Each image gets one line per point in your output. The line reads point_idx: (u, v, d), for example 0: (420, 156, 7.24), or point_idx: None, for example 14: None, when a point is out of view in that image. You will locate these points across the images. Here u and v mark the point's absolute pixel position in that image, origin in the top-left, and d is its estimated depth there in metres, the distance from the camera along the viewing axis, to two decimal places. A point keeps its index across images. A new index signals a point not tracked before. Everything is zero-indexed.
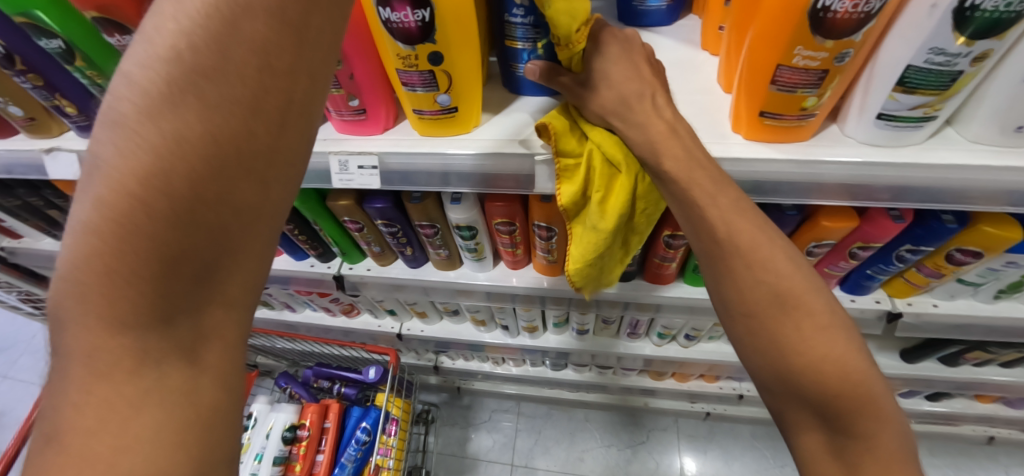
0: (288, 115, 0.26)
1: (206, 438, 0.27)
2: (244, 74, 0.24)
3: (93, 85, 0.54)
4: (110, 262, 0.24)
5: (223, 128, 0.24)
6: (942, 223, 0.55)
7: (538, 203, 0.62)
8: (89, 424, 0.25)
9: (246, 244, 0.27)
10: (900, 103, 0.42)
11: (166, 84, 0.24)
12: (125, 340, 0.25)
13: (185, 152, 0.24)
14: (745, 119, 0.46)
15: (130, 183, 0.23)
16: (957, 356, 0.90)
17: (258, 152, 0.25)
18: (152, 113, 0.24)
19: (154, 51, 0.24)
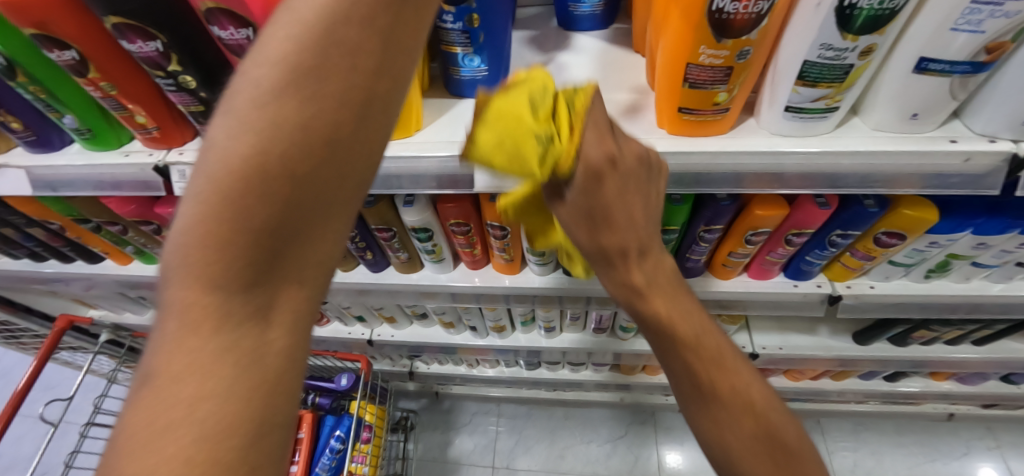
0: (375, 109, 0.27)
1: (268, 406, 0.28)
2: (348, 57, 0.25)
3: (38, 100, 0.54)
4: (209, 225, 0.25)
5: (315, 118, 0.25)
6: (864, 207, 0.59)
7: (488, 203, 0.64)
8: (175, 372, 0.27)
9: (327, 221, 0.28)
10: (803, 96, 0.45)
11: (274, 72, 0.25)
12: (216, 301, 0.27)
13: (284, 124, 0.25)
14: (666, 115, 0.49)
15: (234, 156, 0.24)
16: (905, 335, 0.94)
17: (346, 143, 0.26)
18: (259, 97, 0.25)
19: (270, 46, 0.25)
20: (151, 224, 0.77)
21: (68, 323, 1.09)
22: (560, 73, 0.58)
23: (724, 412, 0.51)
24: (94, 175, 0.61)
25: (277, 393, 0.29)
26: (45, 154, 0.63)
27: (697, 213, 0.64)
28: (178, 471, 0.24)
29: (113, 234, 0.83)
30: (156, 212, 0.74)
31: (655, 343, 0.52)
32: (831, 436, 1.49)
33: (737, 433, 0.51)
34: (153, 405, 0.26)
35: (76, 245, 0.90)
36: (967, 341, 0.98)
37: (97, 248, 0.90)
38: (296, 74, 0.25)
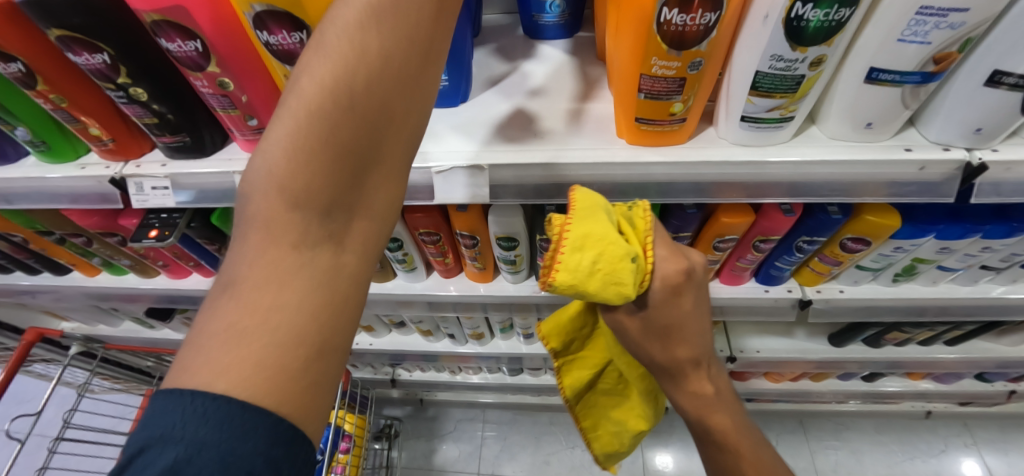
0: (434, 53, 0.33)
1: (335, 319, 0.31)
2: (423, 4, 0.32)
3: None
4: (302, 142, 0.30)
5: (396, 52, 0.31)
6: (828, 214, 0.59)
7: (456, 213, 0.64)
8: (256, 280, 0.30)
9: (394, 148, 0.33)
10: (758, 106, 0.45)
11: (364, 13, 0.31)
12: (298, 214, 0.31)
13: (373, 54, 0.30)
14: (625, 126, 0.48)
15: (327, 80, 0.30)
16: (878, 337, 0.95)
17: (413, 77, 0.32)
18: (350, 34, 0.30)
19: None
20: (116, 236, 0.76)
21: (37, 336, 1.07)
22: (524, 82, 0.58)
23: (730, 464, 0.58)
24: (50, 187, 0.60)
25: (346, 308, 0.32)
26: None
27: (665, 221, 0.64)
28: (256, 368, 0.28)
29: (78, 247, 0.81)
30: (120, 224, 0.72)
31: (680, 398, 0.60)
32: (813, 437, 1.50)
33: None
34: (237, 311, 0.29)
35: (41, 257, 0.88)
36: (940, 342, 0.98)
37: (63, 259, 0.88)
38: (385, 19, 0.31)
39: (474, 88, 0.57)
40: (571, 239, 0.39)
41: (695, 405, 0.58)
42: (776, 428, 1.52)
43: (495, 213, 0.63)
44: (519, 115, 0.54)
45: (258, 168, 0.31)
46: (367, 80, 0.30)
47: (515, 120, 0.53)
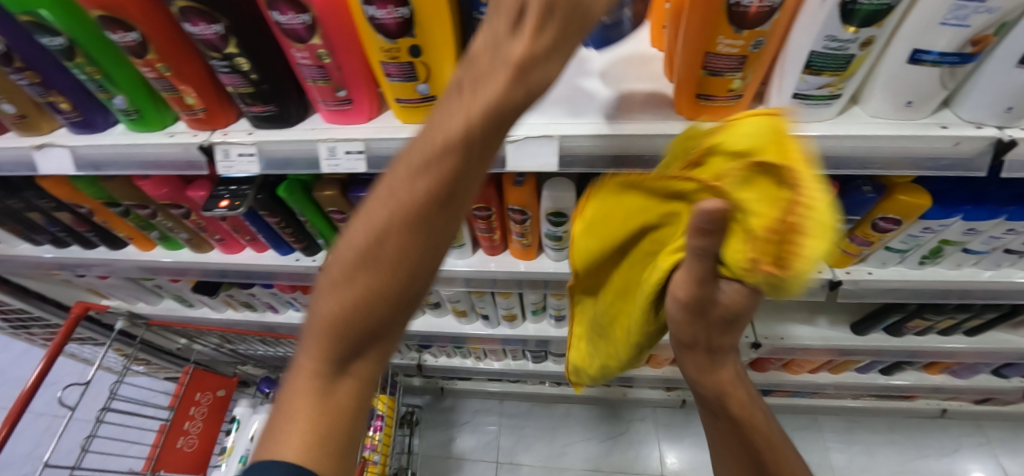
0: (431, 250, 0.35)
1: (335, 454, 0.37)
2: (448, 193, 0.33)
3: (92, 81, 0.58)
4: (324, 323, 0.37)
5: (389, 262, 0.34)
6: (862, 193, 0.63)
7: (512, 187, 0.68)
8: (279, 421, 0.37)
9: (398, 309, 0.36)
10: (809, 83, 0.49)
11: (371, 224, 0.34)
12: (311, 376, 0.37)
13: (396, 236, 0.33)
14: (684, 102, 0.53)
15: (343, 280, 0.36)
16: (900, 325, 0.98)
17: (410, 273, 0.35)
18: (359, 243, 0.35)
19: (375, 204, 0.35)
20: (182, 208, 0.80)
21: (84, 310, 1.14)
22: (584, 65, 0.62)
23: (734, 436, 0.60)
24: (136, 155, 0.64)
25: (343, 429, 0.38)
26: (89, 135, 0.66)
27: None
28: None
29: (141, 218, 0.85)
30: (188, 195, 0.77)
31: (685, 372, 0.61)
32: (827, 433, 1.52)
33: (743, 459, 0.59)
34: (266, 444, 0.37)
35: (100, 230, 0.92)
36: (959, 332, 1.01)
37: (122, 234, 0.92)
38: (415, 194, 0.33)
39: None
40: (734, 178, 0.36)
41: (724, 397, 0.59)
42: (790, 423, 1.54)
43: (549, 188, 0.68)
44: (582, 93, 0.59)
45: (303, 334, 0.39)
46: (384, 263, 0.34)
47: (578, 97, 0.58)
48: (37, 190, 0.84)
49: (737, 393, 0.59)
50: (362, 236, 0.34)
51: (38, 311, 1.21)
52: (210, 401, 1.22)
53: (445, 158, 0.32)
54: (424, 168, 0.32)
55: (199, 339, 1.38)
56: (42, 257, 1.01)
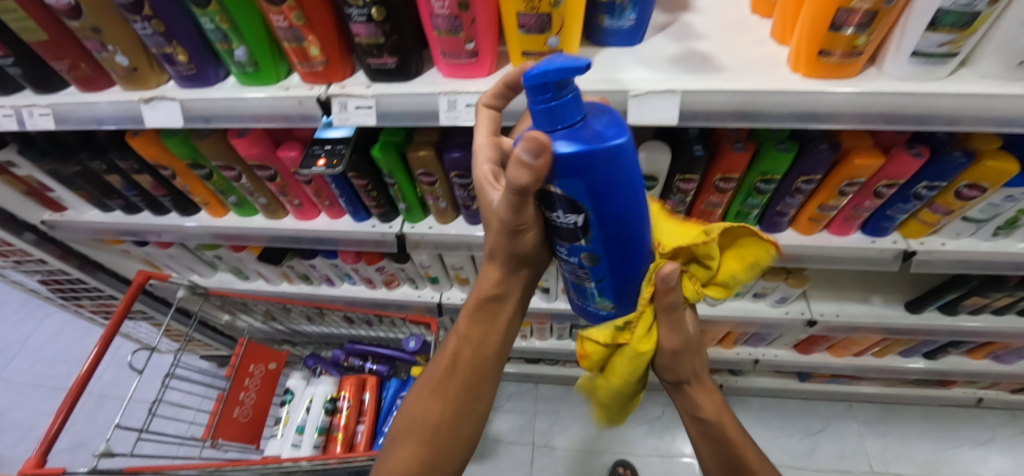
0: (506, 316, 0.59)
1: (450, 443, 0.59)
2: (502, 304, 0.58)
3: (218, 31, 0.59)
4: (444, 370, 0.59)
5: (486, 326, 0.58)
6: (953, 158, 0.65)
7: None
8: (412, 429, 0.58)
9: (486, 370, 0.59)
10: (929, 41, 0.51)
11: (477, 310, 0.58)
12: (435, 403, 0.59)
13: (484, 328, 0.58)
14: (805, 59, 0.55)
15: (457, 344, 0.59)
16: (955, 303, 1.00)
17: (496, 331, 0.59)
18: (469, 321, 0.58)
19: (476, 298, 0.57)
20: (269, 170, 0.81)
21: (145, 279, 1.12)
22: (689, 29, 0.64)
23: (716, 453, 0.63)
24: (248, 108, 0.65)
25: (452, 447, 0.59)
26: (199, 89, 0.68)
27: (797, 164, 0.70)
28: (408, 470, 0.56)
29: (223, 181, 0.87)
30: (279, 155, 0.78)
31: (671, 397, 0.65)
32: (862, 420, 1.53)
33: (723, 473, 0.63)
34: (404, 442, 0.58)
35: (176, 195, 0.94)
36: (1013, 312, 1.03)
37: (198, 199, 0.94)
38: (500, 287, 0.56)
39: (646, 33, 0.64)
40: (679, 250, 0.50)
41: (697, 388, 0.62)
42: (825, 409, 1.56)
43: (644, 150, 0.69)
44: (693, 54, 0.60)
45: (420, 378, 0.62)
46: (471, 350, 0.58)
47: (691, 57, 0.60)
48: (121, 150, 0.84)
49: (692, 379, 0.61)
50: (470, 314, 0.58)
51: (94, 280, 1.22)
52: (263, 373, 1.21)
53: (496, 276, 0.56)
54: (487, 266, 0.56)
55: (246, 314, 1.39)
56: (111, 222, 1.03)
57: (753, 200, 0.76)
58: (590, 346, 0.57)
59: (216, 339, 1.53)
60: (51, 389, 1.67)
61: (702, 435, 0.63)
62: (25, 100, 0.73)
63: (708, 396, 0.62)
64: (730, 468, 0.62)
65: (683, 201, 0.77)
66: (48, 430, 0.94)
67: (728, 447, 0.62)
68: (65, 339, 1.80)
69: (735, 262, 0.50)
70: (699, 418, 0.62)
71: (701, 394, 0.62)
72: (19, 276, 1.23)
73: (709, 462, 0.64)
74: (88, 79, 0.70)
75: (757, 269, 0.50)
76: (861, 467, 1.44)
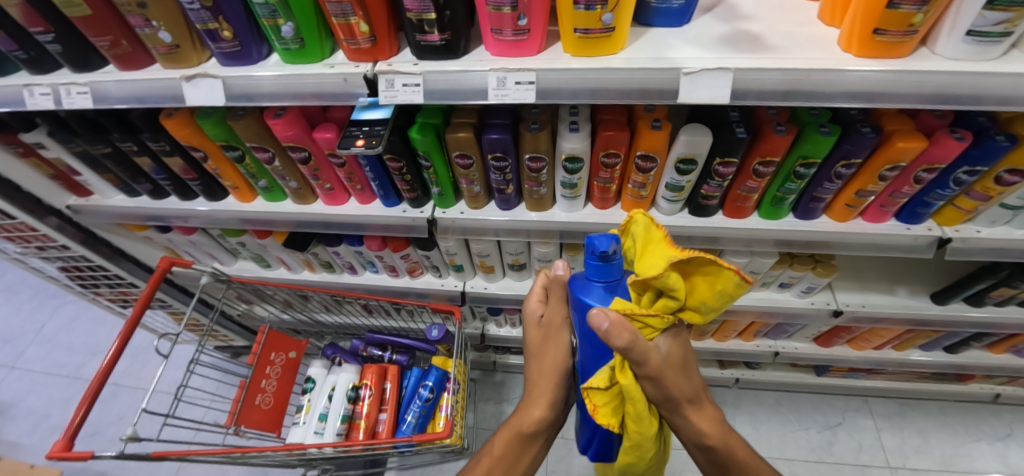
0: (534, 444, 0.69)
1: None
2: (537, 436, 0.69)
3: (266, 5, 0.58)
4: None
5: (515, 450, 0.68)
6: (996, 141, 0.65)
7: (649, 130, 0.69)
8: None
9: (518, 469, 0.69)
10: (986, 19, 0.51)
11: (510, 435, 0.68)
12: None
13: (514, 451, 0.68)
14: (858, 39, 0.55)
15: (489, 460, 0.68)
16: (983, 295, 0.99)
17: (523, 455, 0.69)
18: (503, 442, 0.68)
19: (513, 424, 0.69)
20: (303, 152, 0.81)
21: (169, 265, 1.09)
22: (735, 12, 0.65)
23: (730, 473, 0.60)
24: (292, 85, 0.65)
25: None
26: (241, 66, 0.68)
27: (837, 147, 0.70)
28: None
29: (255, 163, 0.87)
30: (315, 137, 0.78)
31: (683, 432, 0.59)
32: (878, 415, 1.53)
33: None
34: None
35: (205, 179, 0.94)
36: None
37: (227, 183, 0.94)
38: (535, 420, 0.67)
39: (693, 13, 0.64)
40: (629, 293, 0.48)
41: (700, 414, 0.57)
42: (841, 404, 1.56)
43: (685, 132, 0.69)
44: (742, 34, 0.61)
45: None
46: (504, 469, 0.68)
47: (740, 37, 0.60)
48: (153, 132, 0.84)
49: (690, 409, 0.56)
50: (507, 439, 0.68)
51: (116, 267, 1.21)
52: (283, 361, 1.21)
53: (542, 404, 0.67)
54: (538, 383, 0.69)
55: (264, 303, 1.39)
56: (137, 206, 1.03)
57: (791, 185, 0.76)
58: (597, 397, 0.54)
59: (232, 329, 1.53)
60: (64, 378, 1.70)
61: (709, 459, 0.60)
62: (63, 78, 0.73)
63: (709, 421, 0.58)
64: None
65: (721, 186, 0.77)
66: (71, 421, 0.92)
67: (737, 469, 0.60)
68: (78, 329, 1.84)
69: (704, 289, 0.46)
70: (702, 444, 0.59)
71: (702, 421, 0.57)
72: (40, 263, 1.23)
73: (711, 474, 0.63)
74: (128, 57, 0.70)
75: (728, 296, 0.46)
76: (878, 462, 1.44)
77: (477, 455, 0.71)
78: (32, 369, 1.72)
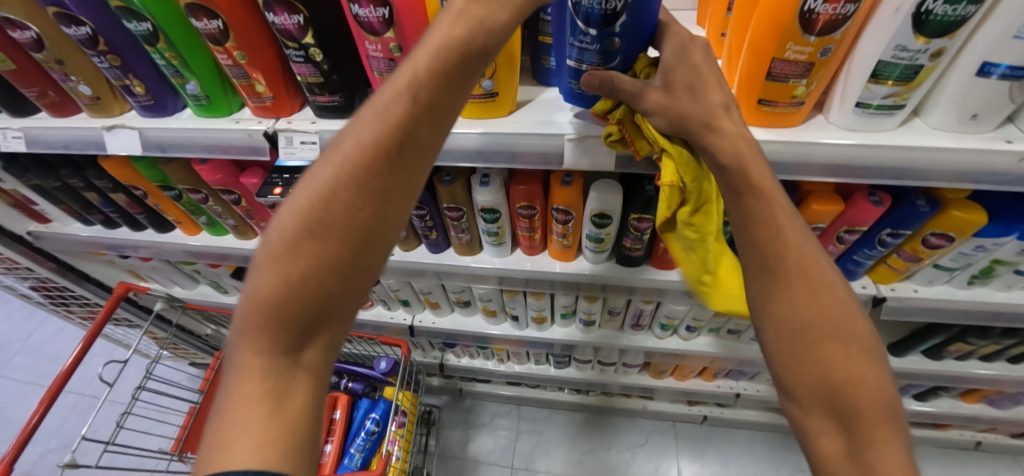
0: (391, 192, 0.38)
1: (297, 321, 0.38)
2: (392, 163, 0.38)
3: (169, 66, 0.61)
4: (299, 243, 0.37)
5: (363, 179, 0.37)
6: (917, 207, 0.62)
7: (559, 186, 0.69)
8: (258, 323, 0.38)
9: (342, 312, 0.40)
10: (873, 92, 0.50)
11: (359, 149, 0.37)
12: (277, 274, 0.37)
13: (356, 188, 0.37)
14: (746, 109, 0.54)
15: (316, 193, 0.37)
16: (940, 348, 0.95)
17: (379, 212, 0.38)
18: (339, 161, 0.37)
19: (368, 126, 0.37)
20: (233, 194, 0.82)
21: (125, 290, 1.15)
22: None
23: (800, 298, 0.45)
24: (202, 139, 0.66)
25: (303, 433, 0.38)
26: (158, 118, 0.69)
27: None
28: (257, 355, 0.38)
29: (192, 202, 0.89)
30: (241, 182, 0.79)
31: (762, 269, 0.47)
32: None
33: (821, 351, 0.44)
34: (255, 316, 0.38)
35: (151, 213, 0.96)
36: (1002, 359, 0.97)
37: (171, 218, 0.96)
38: (401, 107, 0.37)
39: None
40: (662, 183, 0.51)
41: (742, 170, 0.45)
42: None
43: (596, 189, 0.68)
44: None
45: (260, 271, 0.38)
46: (336, 227, 0.37)
47: None
48: (98, 170, 0.87)
49: (757, 173, 0.46)
50: (349, 156, 0.37)
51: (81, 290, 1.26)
52: None
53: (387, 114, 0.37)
54: (373, 121, 0.37)
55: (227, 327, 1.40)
56: (92, 235, 1.06)
57: None
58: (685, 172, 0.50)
59: (200, 348, 1.55)
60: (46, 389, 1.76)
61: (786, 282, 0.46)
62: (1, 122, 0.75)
63: (813, 257, 0.45)
64: (804, 342, 0.45)
65: (641, 239, 0.75)
66: (29, 421, 0.97)
67: (802, 284, 0.45)
68: (64, 340, 1.90)
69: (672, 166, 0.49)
70: (776, 281, 0.46)
71: (780, 220, 0.46)
72: (10, 280, 1.25)
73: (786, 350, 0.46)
74: (58, 104, 0.73)
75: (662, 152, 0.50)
76: None
77: (293, 200, 0.38)
78: (16, 380, 1.78)
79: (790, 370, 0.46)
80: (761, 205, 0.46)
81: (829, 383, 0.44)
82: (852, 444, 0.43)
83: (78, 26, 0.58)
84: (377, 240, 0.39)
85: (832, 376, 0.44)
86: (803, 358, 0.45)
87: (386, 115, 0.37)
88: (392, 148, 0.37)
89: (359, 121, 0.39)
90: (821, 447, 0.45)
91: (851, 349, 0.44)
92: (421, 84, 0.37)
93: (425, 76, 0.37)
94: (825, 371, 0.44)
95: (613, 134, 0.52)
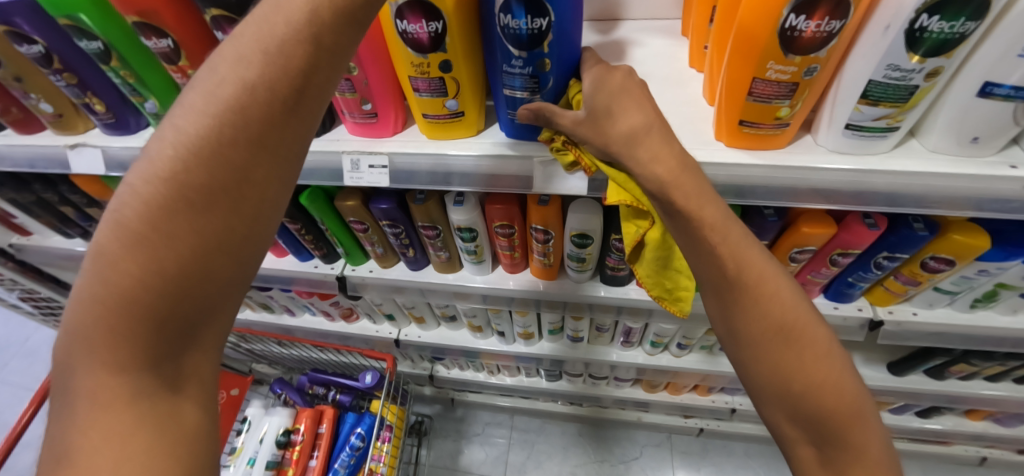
0: (274, 163, 0.34)
1: (166, 318, 0.33)
2: (269, 129, 0.33)
3: (126, 84, 0.58)
4: (162, 226, 0.32)
5: (238, 149, 0.33)
6: (913, 230, 0.58)
7: (536, 205, 0.65)
8: (112, 329, 0.32)
9: (223, 302, 0.35)
10: (864, 114, 0.46)
11: (228, 112, 0.32)
12: (133, 265, 0.32)
13: (228, 158, 0.33)
14: (727, 130, 0.51)
15: (179, 167, 0.32)
16: (942, 369, 0.91)
17: (260, 186, 0.34)
18: (204, 129, 0.32)
19: (236, 86, 0.32)
20: None
21: None
22: None
23: (746, 311, 0.41)
24: None
25: (195, 445, 0.34)
26: (122, 136, 0.67)
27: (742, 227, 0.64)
28: (116, 365, 0.32)
29: None
30: None
31: (709, 284, 0.43)
32: None
33: (779, 367, 0.40)
34: (107, 320, 0.32)
35: None
36: (1008, 379, 0.93)
37: None
38: (278, 65, 0.33)
39: None
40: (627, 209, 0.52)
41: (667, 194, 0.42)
42: None
43: (574, 209, 0.65)
44: None
45: (109, 263, 0.32)
46: (205, 203, 0.32)
47: None
48: (70, 186, 0.87)
49: (689, 191, 0.41)
50: (217, 121, 0.32)
51: None
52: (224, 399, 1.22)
53: (259, 70, 0.32)
54: (251, 68, 0.33)
55: None
56: (72, 249, 1.04)
57: None
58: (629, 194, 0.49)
59: None
60: None
61: (728, 296, 0.42)
62: None
63: (758, 267, 0.41)
64: (759, 356, 0.41)
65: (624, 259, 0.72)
66: (19, 420, 0.94)
67: (749, 296, 0.41)
68: None
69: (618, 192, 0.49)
70: (724, 296, 0.42)
71: (716, 235, 0.41)
72: None
73: (747, 365, 0.43)
74: (23, 121, 0.71)
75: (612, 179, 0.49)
76: None
77: (147, 176, 0.32)
78: (11, 386, 1.78)
79: (753, 382, 0.43)
80: (696, 222, 0.41)
81: (788, 397, 0.41)
82: (823, 450, 0.40)
83: (31, 44, 0.56)
84: (261, 217, 0.35)
85: (794, 388, 0.40)
86: (761, 371, 0.42)
87: (258, 73, 0.32)
88: (269, 112, 0.33)
89: (229, 61, 0.33)
90: (798, 456, 0.42)
91: (814, 358, 0.40)
92: (320, 29, 0.33)
93: (320, 19, 0.33)
94: (784, 386, 0.41)
95: (564, 146, 0.50)
